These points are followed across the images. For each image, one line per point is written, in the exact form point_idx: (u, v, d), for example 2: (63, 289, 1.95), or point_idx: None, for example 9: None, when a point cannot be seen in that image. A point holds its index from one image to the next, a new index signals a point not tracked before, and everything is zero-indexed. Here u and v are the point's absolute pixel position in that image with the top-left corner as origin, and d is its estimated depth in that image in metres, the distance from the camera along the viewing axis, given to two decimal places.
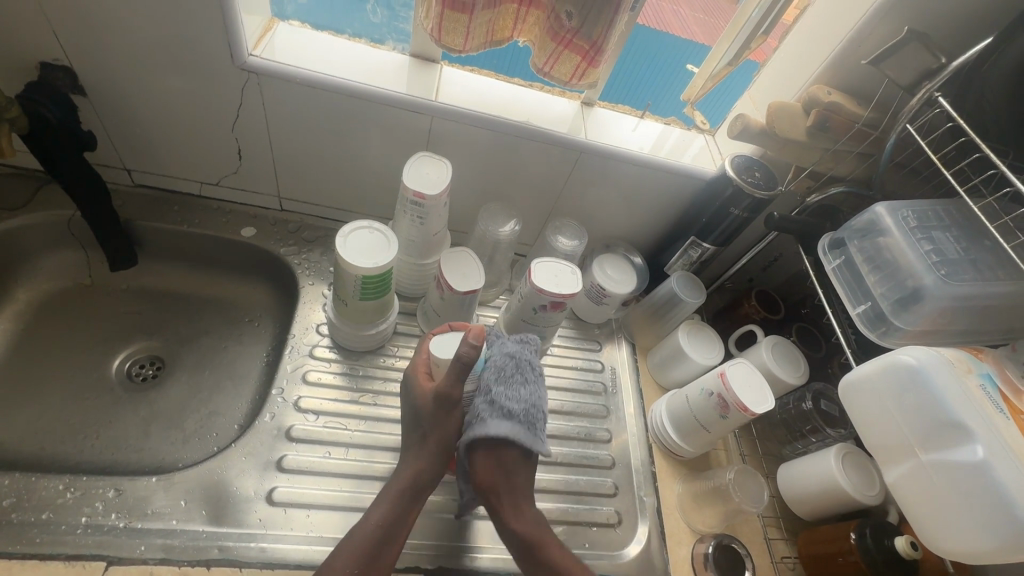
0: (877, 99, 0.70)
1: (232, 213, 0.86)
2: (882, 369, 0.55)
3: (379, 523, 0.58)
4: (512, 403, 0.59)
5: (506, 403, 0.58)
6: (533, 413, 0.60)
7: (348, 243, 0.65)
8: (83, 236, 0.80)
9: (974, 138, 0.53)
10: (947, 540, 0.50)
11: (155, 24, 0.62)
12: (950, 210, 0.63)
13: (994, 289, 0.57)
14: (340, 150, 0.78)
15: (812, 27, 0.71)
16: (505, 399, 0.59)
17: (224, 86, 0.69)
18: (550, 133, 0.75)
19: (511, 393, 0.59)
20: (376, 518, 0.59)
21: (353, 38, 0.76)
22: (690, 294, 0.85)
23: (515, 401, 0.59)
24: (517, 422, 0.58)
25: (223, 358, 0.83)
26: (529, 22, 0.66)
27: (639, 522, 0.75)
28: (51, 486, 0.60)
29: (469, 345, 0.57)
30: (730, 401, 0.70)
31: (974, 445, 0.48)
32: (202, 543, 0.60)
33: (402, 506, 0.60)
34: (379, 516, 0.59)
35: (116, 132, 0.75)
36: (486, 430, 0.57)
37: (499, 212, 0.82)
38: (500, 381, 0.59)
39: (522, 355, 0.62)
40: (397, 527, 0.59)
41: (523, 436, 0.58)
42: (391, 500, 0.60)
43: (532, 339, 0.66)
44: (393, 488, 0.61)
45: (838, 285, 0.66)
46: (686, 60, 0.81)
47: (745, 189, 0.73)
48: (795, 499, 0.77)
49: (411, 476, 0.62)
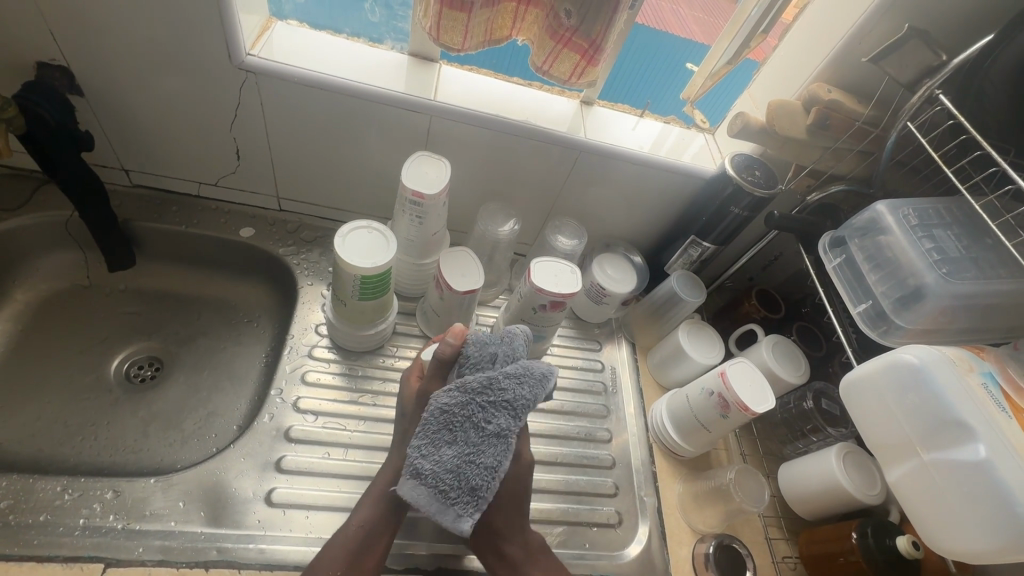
0: (878, 96, 0.70)
1: (230, 213, 0.86)
2: (885, 367, 0.55)
3: (360, 523, 0.59)
4: (428, 464, 0.53)
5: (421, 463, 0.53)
6: (453, 482, 0.53)
7: (346, 243, 0.65)
8: (82, 237, 0.80)
9: (976, 135, 0.53)
10: (949, 540, 0.50)
11: (153, 23, 0.62)
12: (951, 208, 0.63)
13: (995, 287, 0.57)
14: (338, 150, 0.77)
15: (812, 25, 0.71)
16: (421, 459, 0.53)
17: (222, 86, 0.68)
18: (550, 132, 0.74)
19: (429, 454, 0.54)
20: (358, 519, 0.60)
21: (352, 37, 0.75)
22: (690, 293, 0.84)
23: (432, 464, 0.53)
24: (424, 486, 0.53)
25: (222, 359, 0.83)
26: (528, 21, 0.66)
27: (640, 522, 0.75)
28: (49, 488, 0.59)
29: (446, 344, 0.60)
30: (730, 400, 0.70)
31: (976, 445, 0.47)
32: (200, 545, 0.60)
33: (385, 506, 0.61)
34: (361, 518, 0.60)
35: (114, 133, 0.75)
36: (399, 484, 0.54)
37: (498, 212, 0.82)
38: (423, 437, 0.55)
39: (461, 407, 0.55)
40: (380, 527, 0.60)
41: (427, 503, 0.53)
42: (376, 501, 0.61)
43: (492, 390, 0.55)
44: (378, 487, 0.62)
45: (839, 284, 0.66)
46: (686, 59, 0.80)
47: (745, 188, 0.73)
48: (796, 499, 0.77)
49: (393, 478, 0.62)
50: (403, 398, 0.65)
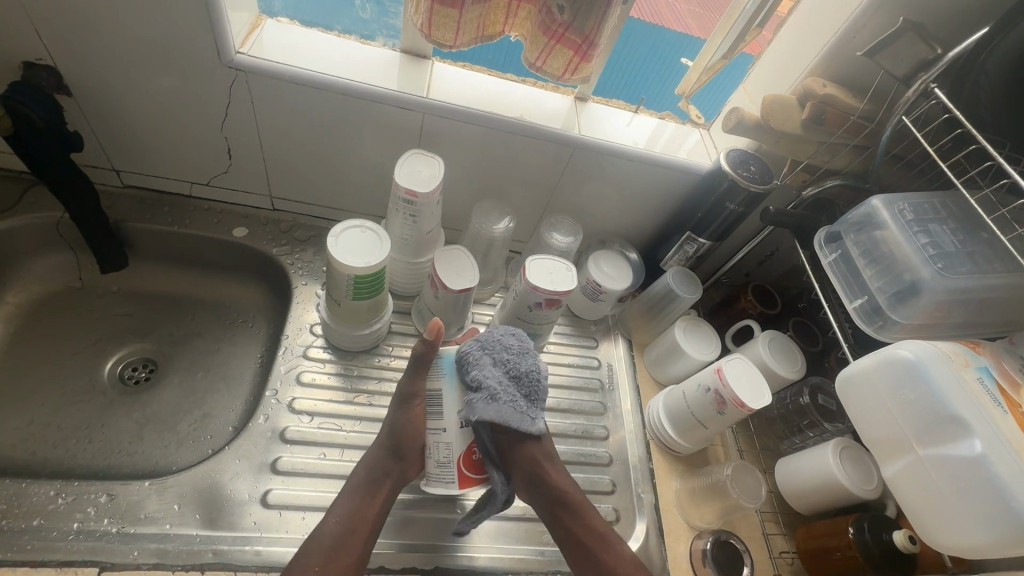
0: (873, 90, 0.69)
1: (223, 212, 0.85)
2: (880, 362, 0.55)
3: (336, 522, 0.59)
4: (491, 378, 0.64)
5: (488, 378, 0.64)
6: (511, 391, 0.65)
7: (339, 242, 0.65)
8: (72, 238, 0.79)
9: (971, 129, 0.53)
10: (944, 536, 0.50)
11: (141, 22, 0.61)
12: (947, 203, 0.63)
13: (991, 281, 0.57)
14: (331, 149, 0.77)
15: (807, 18, 0.70)
16: (483, 380, 0.64)
17: (212, 84, 0.67)
18: (544, 129, 0.74)
19: (490, 376, 0.64)
20: (338, 514, 0.60)
21: (343, 34, 0.74)
22: (686, 290, 0.84)
23: (493, 381, 0.64)
24: (500, 403, 0.64)
25: (216, 360, 0.83)
26: (521, 16, 0.65)
27: (637, 519, 0.75)
28: (43, 492, 0.59)
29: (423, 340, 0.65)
30: (727, 397, 0.70)
31: (972, 440, 0.47)
32: (196, 548, 0.60)
33: (364, 500, 0.61)
34: (340, 515, 0.60)
35: (104, 132, 0.74)
36: (473, 412, 0.63)
37: (493, 209, 0.81)
38: (473, 367, 0.64)
39: (496, 335, 0.67)
40: (359, 519, 0.60)
41: (506, 413, 0.64)
42: (349, 498, 0.61)
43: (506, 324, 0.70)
44: (348, 485, 0.62)
45: (834, 279, 0.65)
46: (681, 54, 0.79)
47: (740, 183, 0.73)
48: (792, 494, 0.77)
49: (367, 471, 0.63)
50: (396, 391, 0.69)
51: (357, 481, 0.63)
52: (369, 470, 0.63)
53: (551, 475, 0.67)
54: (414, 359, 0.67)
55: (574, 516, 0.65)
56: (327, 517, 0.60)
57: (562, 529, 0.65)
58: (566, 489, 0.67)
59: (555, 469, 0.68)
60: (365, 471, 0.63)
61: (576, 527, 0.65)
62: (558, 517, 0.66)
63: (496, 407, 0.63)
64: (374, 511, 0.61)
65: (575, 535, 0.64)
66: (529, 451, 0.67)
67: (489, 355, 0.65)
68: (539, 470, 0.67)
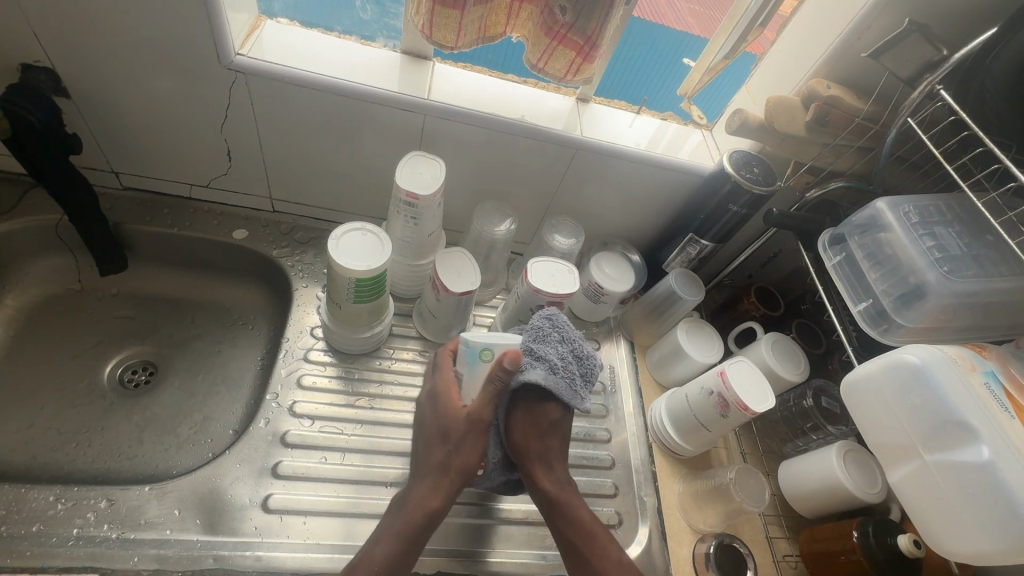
0: (877, 92, 0.69)
1: (223, 214, 0.85)
2: (886, 368, 0.55)
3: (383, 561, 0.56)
4: (551, 353, 0.63)
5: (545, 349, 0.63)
6: (570, 367, 0.64)
7: (341, 245, 0.64)
8: (72, 241, 0.79)
9: (978, 131, 0.52)
10: (950, 542, 0.49)
11: (140, 24, 0.60)
12: (952, 205, 0.63)
13: (997, 284, 0.57)
14: (332, 151, 0.76)
15: (811, 19, 0.70)
16: (541, 350, 0.63)
17: (212, 86, 0.67)
18: (546, 131, 0.73)
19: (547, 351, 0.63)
20: (385, 549, 0.56)
21: (343, 35, 0.74)
22: (688, 292, 0.83)
23: (552, 353, 0.63)
24: (553, 375, 0.62)
25: (216, 363, 0.82)
26: (522, 18, 0.64)
27: (640, 523, 0.75)
28: (42, 498, 0.59)
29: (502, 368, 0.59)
30: (731, 400, 0.69)
31: (979, 446, 0.47)
32: (196, 553, 0.59)
33: (413, 536, 0.58)
34: (384, 550, 0.56)
35: (102, 135, 0.73)
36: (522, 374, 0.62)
37: (494, 211, 0.81)
38: (535, 337, 0.64)
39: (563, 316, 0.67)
40: (404, 561, 0.57)
41: (557, 386, 0.62)
42: (400, 534, 0.57)
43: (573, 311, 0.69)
44: (401, 521, 0.58)
45: (838, 282, 0.65)
46: (683, 53, 0.79)
47: (744, 185, 0.72)
48: (795, 497, 0.76)
49: (421, 510, 0.59)
50: (446, 412, 0.63)
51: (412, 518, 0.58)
52: (426, 510, 0.59)
53: (540, 470, 0.64)
54: (490, 381, 0.61)
55: (569, 526, 0.63)
56: (372, 550, 0.56)
57: (558, 533, 0.64)
58: (554, 492, 0.64)
59: (547, 467, 0.65)
60: (416, 501, 0.60)
61: (559, 519, 0.63)
62: (554, 521, 0.64)
63: (548, 381, 0.62)
64: (417, 541, 0.58)
65: (570, 544, 0.62)
66: (523, 440, 0.65)
67: (552, 332, 0.64)
68: (529, 462, 0.65)
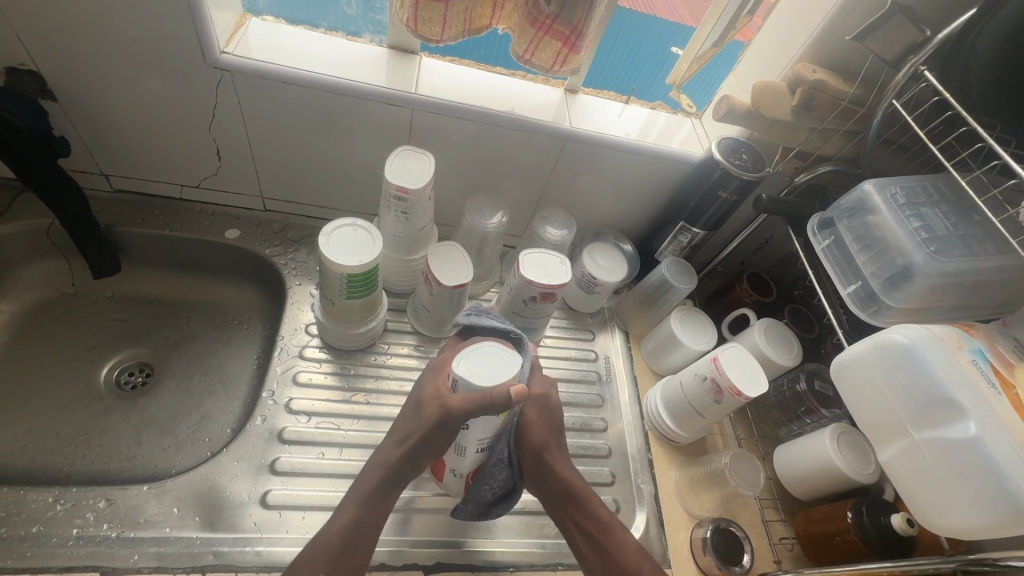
0: (862, 76, 0.70)
1: (215, 214, 0.85)
2: (873, 347, 0.55)
3: (342, 523, 0.57)
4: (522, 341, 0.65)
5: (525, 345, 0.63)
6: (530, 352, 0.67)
7: (332, 241, 0.64)
8: (63, 244, 0.79)
9: (962, 111, 0.53)
10: (940, 518, 0.50)
11: (125, 26, 0.60)
12: (939, 185, 0.63)
13: (983, 263, 0.57)
14: (321, 148, 0.76)
15: (796, 4, 0.70)
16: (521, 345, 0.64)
17: (197, 86, 0.67)
18: (535, 121, 0.73)
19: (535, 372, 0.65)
20: (342, 517, 0.58)
21: (330, 32, 0.74)
22: (680, 280, 0.84)
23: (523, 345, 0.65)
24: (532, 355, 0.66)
25: (212, 362, 0.83)
26: (507, 9, 0.64)
27: (638, 510, 0.75)
28: (41, 500, 0.59)
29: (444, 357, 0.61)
30: (724, 385, 0.70)
31: (965, 422, 0.48)
32: (196, 549, 0.60)
33: (368, 511, 0.59)
34: (340, 519, 0.58)
35: (90, 137, 0.73)
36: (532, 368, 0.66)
37: (485, 204, 0.81)
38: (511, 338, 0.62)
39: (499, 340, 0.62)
40: (365, 525, 0.58)
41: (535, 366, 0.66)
42: (361, 499, 0.59)
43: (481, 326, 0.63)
44: (364, 485, 0.60)
45: (828, 266, 0.65)
46: (671, 43, 0.78)
47: (733, 171, 0.73)
48: (790, 480, 0.77)
49: (381, 473, 0.60)
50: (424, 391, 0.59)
51: (362, 490, 0.59)
52: (386, 471, 0.60)
53: (556, 462, 0.65)
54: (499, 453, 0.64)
55: (584, 509, 0.64)
56: (336, 514, 0.58)
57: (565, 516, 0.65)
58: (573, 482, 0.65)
59: (562, 457, 0.66)
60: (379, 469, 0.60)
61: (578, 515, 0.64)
62: (567, 506, 0.65)
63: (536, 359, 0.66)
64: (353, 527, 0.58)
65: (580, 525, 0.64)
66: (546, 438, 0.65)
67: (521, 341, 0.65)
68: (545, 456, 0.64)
